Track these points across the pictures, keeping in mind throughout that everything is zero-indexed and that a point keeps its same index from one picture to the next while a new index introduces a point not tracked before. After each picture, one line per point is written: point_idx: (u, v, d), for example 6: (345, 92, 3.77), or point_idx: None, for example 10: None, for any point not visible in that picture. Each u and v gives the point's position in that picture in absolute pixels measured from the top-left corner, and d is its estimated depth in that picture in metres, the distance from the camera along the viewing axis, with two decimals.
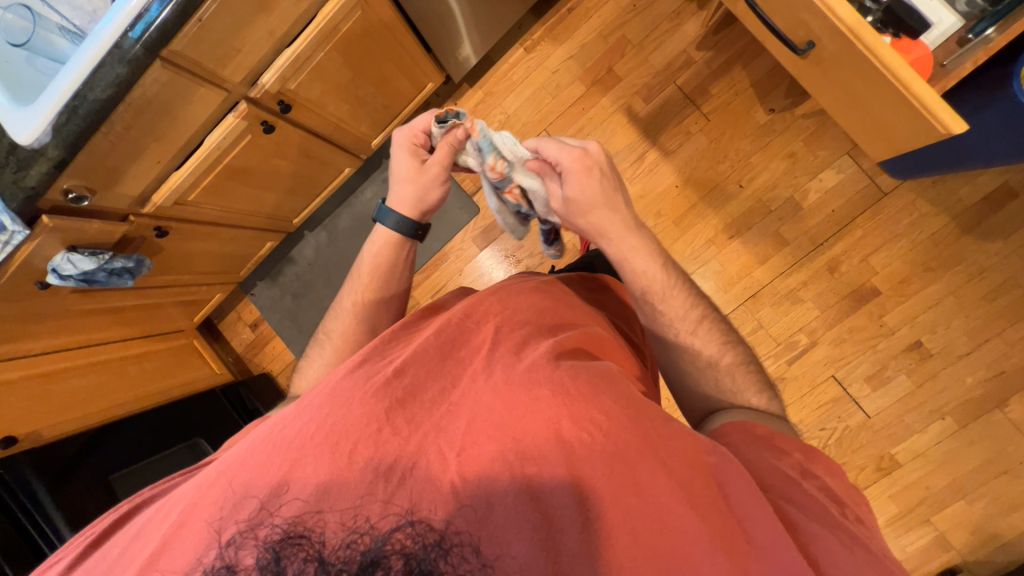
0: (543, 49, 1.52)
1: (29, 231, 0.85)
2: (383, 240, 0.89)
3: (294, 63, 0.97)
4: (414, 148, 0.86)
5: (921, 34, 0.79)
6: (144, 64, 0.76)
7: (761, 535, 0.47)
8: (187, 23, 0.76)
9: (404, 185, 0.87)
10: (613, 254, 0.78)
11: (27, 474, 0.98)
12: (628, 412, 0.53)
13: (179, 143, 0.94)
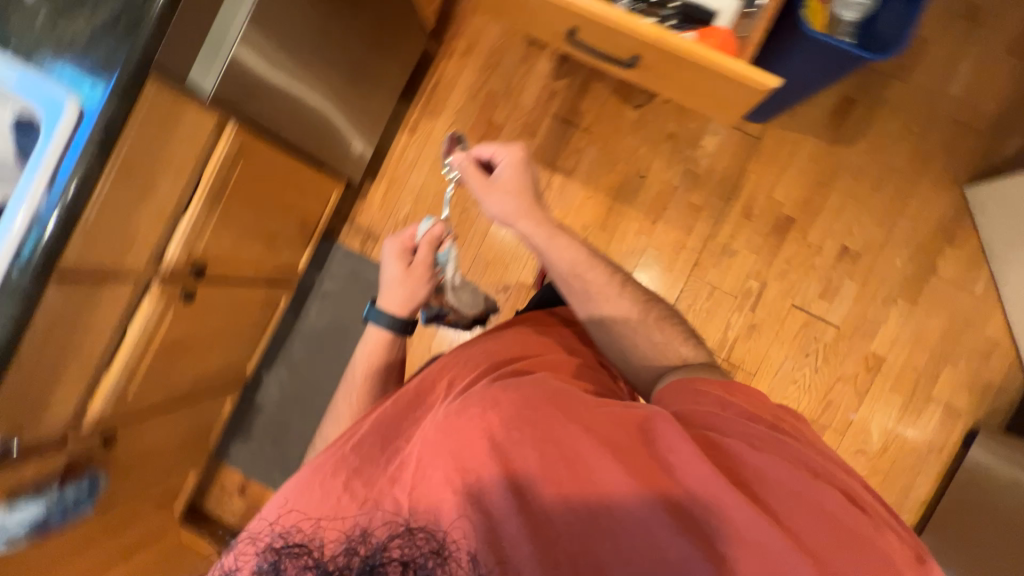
0: (424, 126, 1.62)
1: None
2: (376, 339, 1.00)
3: (195, 228, 0.98)
4: (402, 252, 1.02)
5: (714, 20, 0.93)
6: (38, 291, 0.74)
7: (690, 465, 0.58)
8: (72, 237, 0.75)
9: (394, 286, 1.00)
10: (537, 242, 0.90)
11: None
12: (560, 401, 0.64)
13: (99, 347, 0.91)
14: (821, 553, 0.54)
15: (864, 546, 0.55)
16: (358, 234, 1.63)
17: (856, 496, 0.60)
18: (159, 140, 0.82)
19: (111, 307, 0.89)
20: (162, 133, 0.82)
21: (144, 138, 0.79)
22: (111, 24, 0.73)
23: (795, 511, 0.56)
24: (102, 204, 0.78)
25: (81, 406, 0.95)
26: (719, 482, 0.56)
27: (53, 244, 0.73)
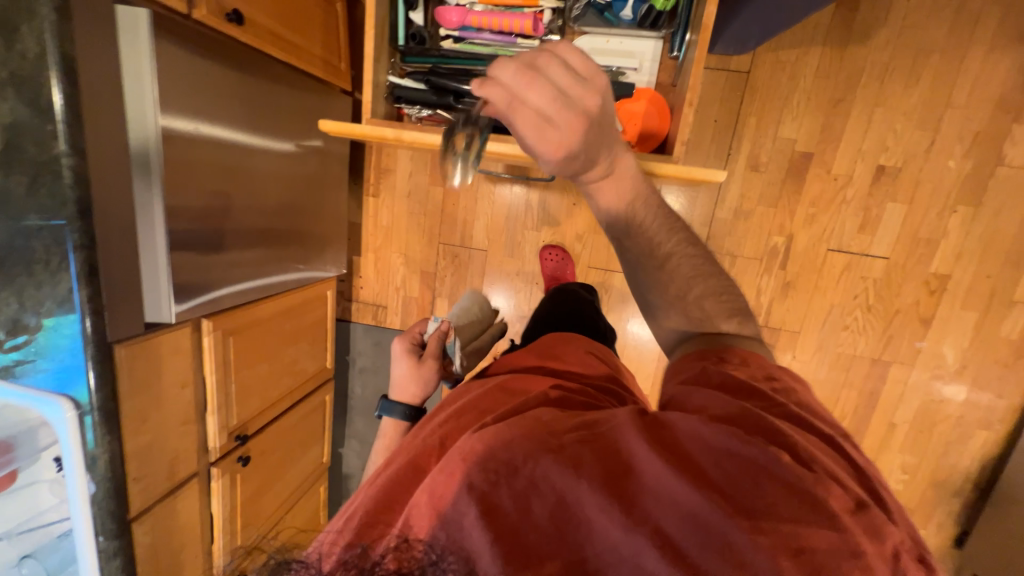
0: (386, 184, 1.54)
1: None
2: (391, 430, 0.92)
3: (221, 413, 1.05)
4: (409, 347, 0.95)
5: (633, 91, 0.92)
6: (126, 542, 0.86)
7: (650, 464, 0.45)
8: (127, 493, 0.85)
9: (404, 379, 0.92)
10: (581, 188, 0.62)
11: None
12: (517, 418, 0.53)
13: (197, 533, 1.06)
14: (801, 539, 0.39)
15: (844, 530, 0.39)
16: (367, 309, 1.66)
17: (829, 467, 0.45)
18: (152, 382, 0.87)
19: (189, 505, 1.02)
20: (151, 376, 0.86)
21: (138, 393, 0.84)
22: (53, 322, 0.73)
23: (760, 497, 0.41)
24: (136, 455, 0.86)
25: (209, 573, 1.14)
26: (676, 475, 0.43)
27: (115, 509, 0.83)
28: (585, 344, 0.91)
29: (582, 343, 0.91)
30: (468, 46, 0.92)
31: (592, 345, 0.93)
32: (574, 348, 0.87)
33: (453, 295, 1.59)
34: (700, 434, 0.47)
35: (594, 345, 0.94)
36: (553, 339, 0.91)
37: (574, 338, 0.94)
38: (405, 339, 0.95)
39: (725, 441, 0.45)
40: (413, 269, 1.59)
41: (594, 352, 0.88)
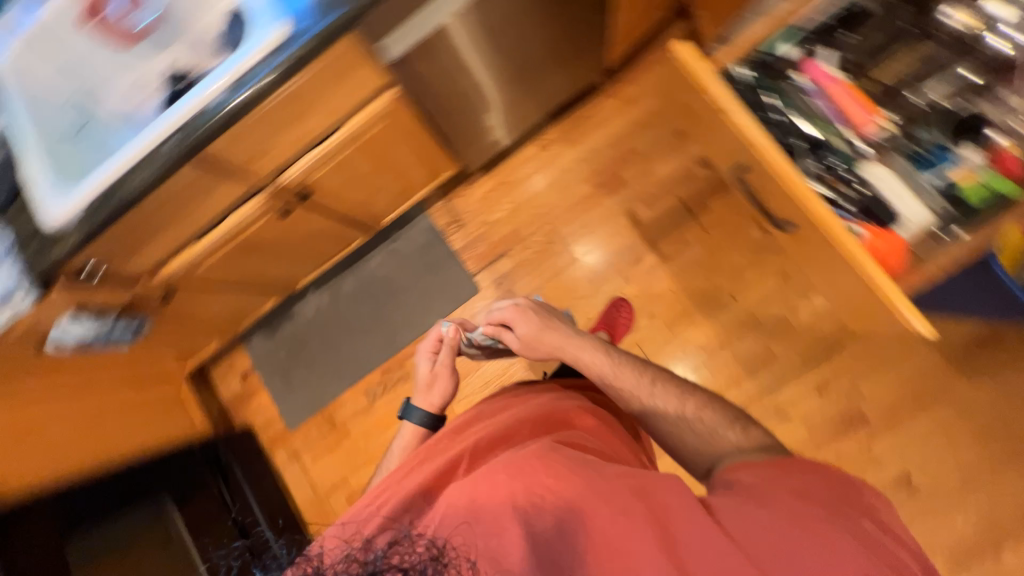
0: (555, 149, 1.62)
1: (37, 297, 0.88)
2: (409, 435, 1.01)
3: (317, 162, 1.03)
4: (431, 351, 1.07)
5: (892, 227, 0.91)
6: (178, 165, 0.82)
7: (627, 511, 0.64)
8: (222, 133, 0.83)
9: (427, 384, 1.05)
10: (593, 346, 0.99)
11: None
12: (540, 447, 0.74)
13: (198, 223, 1.00)
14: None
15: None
16: (447, 214, 1.67)
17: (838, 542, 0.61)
18: (328, 84, 0.88)
19: (222, 197, 0.98)
20: (330, 81, 0.88)
21: (316, 78, 0.86)
22: None
23: (767, 546, 0.60)
24: (260, 117, 0.85)
25: (162, 262, 1.06)
26: (702, 527, 0.62)
27: (207, 133, 0.81)
28: (650, 386, 0.90)
29: (647, 387, 0.90)
30: (804, 99, 0.98)
31: (665, 394, 0.89)
32: (638, 395, 0.89)
33: (518, 267, 1.62)
34: (737, 516, 0.64)
35: (670, 385, 0.90)
36: (620, 368, 0.93)
37: (649, 373, 0.92)
38: (426, 346, 1.07)
39: (767, 526, 0.62)
40: (510, 221, 1.63)
41: (648, 404, 0.88)
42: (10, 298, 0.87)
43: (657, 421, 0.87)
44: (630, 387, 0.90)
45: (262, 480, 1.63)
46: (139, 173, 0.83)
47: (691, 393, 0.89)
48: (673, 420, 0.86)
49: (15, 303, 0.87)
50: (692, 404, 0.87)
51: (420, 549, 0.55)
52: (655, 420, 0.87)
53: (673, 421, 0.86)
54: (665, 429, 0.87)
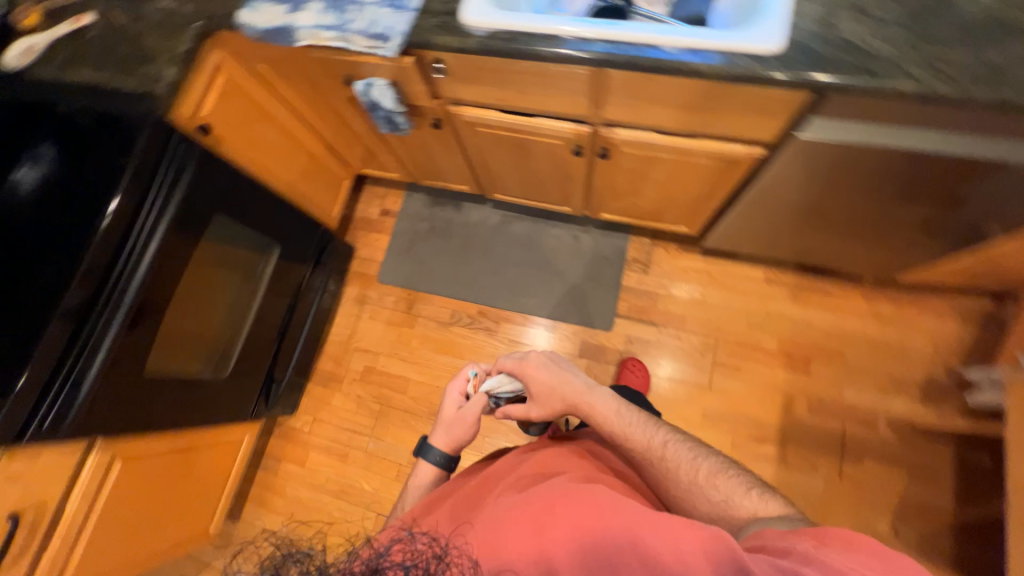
0: (777, 291, 1.52)
1: (391, 54, 0.91)
2: (426, 475, 0.92)
3: (644, 143, 1.03)
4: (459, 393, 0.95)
5: None
6: (588, 63, 0.82)
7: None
8: (643, 72, 0.81)
9: (446, 425, 0.93)
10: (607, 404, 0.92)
11: (184, 168, 1.02)
12: (559, 488, 0.70)
13: (524, 105, 1.02)
14: None
15: None
16: (642, 253, 1.63)
17: None
18: (745, 108, 0.84)
19: (564, 103, 0.99)
20: (751, 108, 0.84)
21: (749, 98, 0.82)
22: (865, 50, 0.73)
23: None
24: (676, 85, 0.83)
25: (462, 102, 1.09)
26: None
27: (636, 63, 0.79)
28: (661, 449, 0.84)
29: (658, 449, 0.84)
30: None
31: (678, 462, 0.82)
32: (648, 453, 0.84)
33: (655, 343, 1.55)
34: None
35: (674, 448, 0.85)
36: (631, 427, 0.88)
37: (659, 434, 0.87)
38: (452, 390, 0.94)
39: None
40: (685, 306, 1.56)
41: (661, 467, 0.83)
42: (380, 37, 0.89)
43: (669, 487, 0.82)
44: (645, 446, 0.85)
45: (327, 296, 1.69)
46: (549, 43, 0.82)
47: (701, 458, 0.83)
48: (675, 483, 0.81)
49: (382, 45, 0.90)
50: (708, 471, 0.81)
51: (422, 547, 0.57)
52: (667, 488, 0.82)
53: (680, 494, 0.81)
54: (676, 493, 0.81)
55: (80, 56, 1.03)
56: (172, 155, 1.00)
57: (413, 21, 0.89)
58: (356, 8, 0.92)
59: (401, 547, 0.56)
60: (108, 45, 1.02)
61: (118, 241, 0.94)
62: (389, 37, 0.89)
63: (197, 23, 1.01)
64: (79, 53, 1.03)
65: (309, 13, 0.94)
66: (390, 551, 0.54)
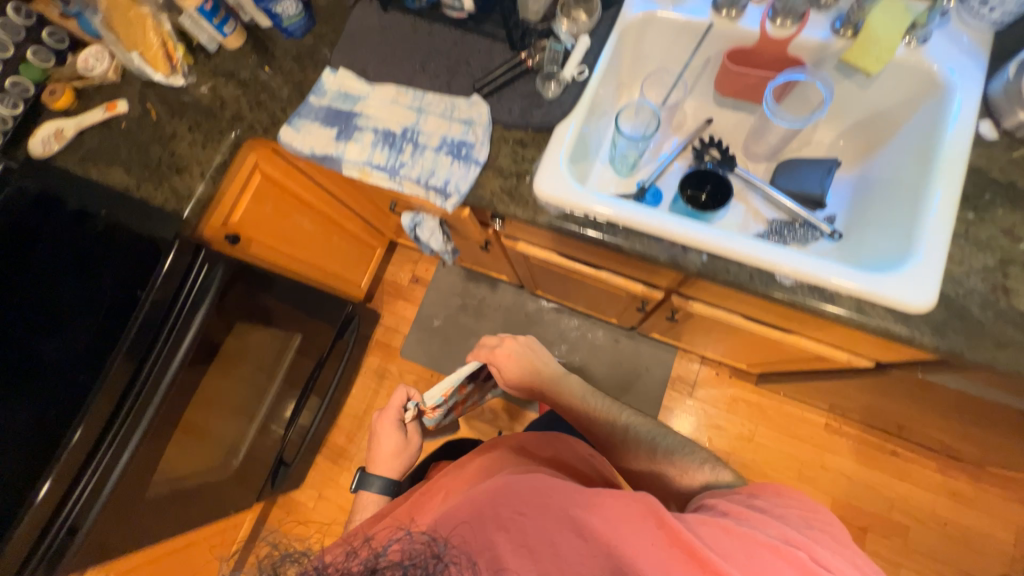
0: (835, 441, 1.37)
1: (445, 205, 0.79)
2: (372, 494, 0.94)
3: (722, 321, 0.89)
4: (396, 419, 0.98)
5: None
6: (682, 270, 0.69)
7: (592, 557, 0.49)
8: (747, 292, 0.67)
9: (387, 454, 0.96)
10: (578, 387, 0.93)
11: (212, 284, 0.94)
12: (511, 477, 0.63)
13: (589, 261, 0.89)
14: None
15: None
16: (687, 371, 1.49)
17: None
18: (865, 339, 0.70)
19: (637, 272, 0.85)
20: (871, 340, 0.70)
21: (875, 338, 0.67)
22: None
23: None
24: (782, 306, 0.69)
25: (516, 240, 0.95)
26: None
27: (741, 286, 0.66)
28: (624, 431, 0.83)
29: (618, 427, 0.84)
30: None
31: (641, 436, 0.82)
32: (613, 438, 0.83)
33: None
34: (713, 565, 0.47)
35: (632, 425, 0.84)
36: (597, 411, 0.88)
37: (622, 418, 0.86)
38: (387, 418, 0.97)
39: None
40: (729, 441, 1.42)
41: (625, 442, 0.82)
42: (437, 188, 0.78)
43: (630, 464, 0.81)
44: (612, 429, 0.84)
45: (348, 370, 1.60)
46: (636, 240, 0.70)
47: (657, 432, 0.82)
48: (639, 458, 0.80)
49: (439, 197, 0.78)
50: (664, 445, 0.80)
51: (421, 546, 0.53)
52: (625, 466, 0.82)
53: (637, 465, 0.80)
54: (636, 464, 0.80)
55: (109, 154, 0.94)
56: (200, 272, 0.93)
57: (478, 177, 0.77)
58: (414, 148, 0.80)
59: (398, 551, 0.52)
60: (139, 145, 0.93)
61: (139, 359, 0.85)
62: (447, 189, 0.77)
63: (234, 131, 0.91)
64: (109, 149, 0.94)
65: (360, 146, 0.83)
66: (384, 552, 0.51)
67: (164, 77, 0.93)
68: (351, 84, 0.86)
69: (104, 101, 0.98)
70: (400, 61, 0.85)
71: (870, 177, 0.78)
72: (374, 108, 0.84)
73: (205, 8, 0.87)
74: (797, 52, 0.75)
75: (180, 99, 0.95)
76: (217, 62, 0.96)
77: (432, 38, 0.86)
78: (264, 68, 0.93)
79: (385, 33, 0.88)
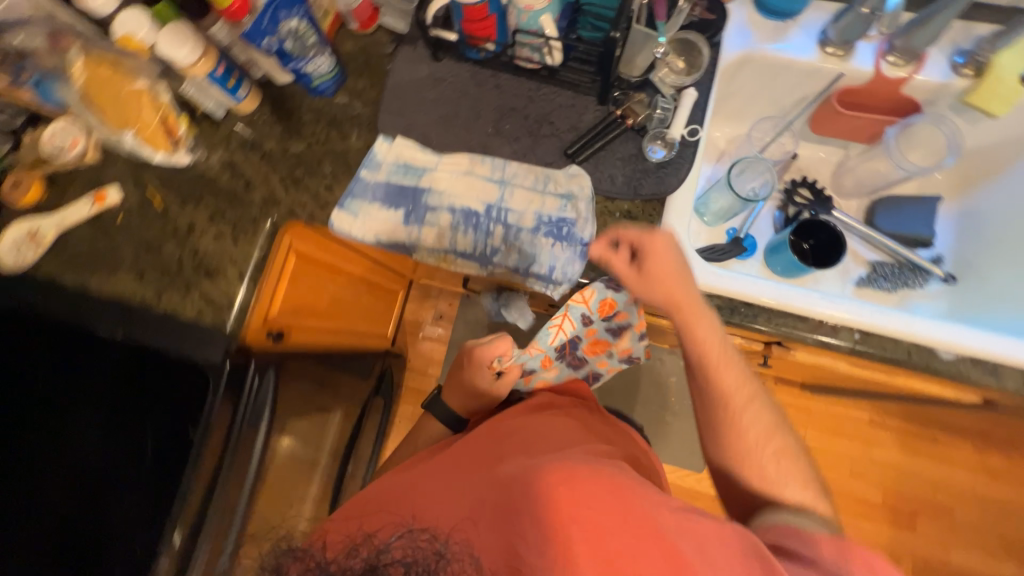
0: (881, 435, 1.42)
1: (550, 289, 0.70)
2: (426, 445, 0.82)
3: (827, 368, 0.86)
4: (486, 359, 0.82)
5: None
6: (831, 348, 0.65)
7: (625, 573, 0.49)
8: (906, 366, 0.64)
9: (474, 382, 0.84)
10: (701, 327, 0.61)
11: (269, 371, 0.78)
12: (541, 460, 0.60)
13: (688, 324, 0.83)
14: None
15: None
16: None
17: None
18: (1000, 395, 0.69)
19: (746, 334, 0.80)
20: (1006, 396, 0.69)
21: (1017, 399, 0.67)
22: None
23: None
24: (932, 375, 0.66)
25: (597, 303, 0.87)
26: None
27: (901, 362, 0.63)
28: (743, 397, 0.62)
29: (735, 391, 0.62)
30: None
31: (757, 407, 0.62)
32: (731, 398, 0.62)
33: None
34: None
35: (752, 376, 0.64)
36: (724, 363, 0.62)
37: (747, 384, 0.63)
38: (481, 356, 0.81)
39: None
40: None
41: (733, 404, 0.62)
42: (544, 275, 0.69)
43: (725, 441, 0.63)
44: (728, 387, 0.62)
45: (387, 428, 1.50)
46: (779, 322, 0.64)
47: (767, 416, 0.62)
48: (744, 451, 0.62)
49: (545, 282, 0.69)
50: (772, 444, 0.61)
51: (422, 550, 0.46)
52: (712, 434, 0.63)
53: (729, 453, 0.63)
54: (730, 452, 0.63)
55: (111, 257, 0.77)
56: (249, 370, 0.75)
57: (587, 259, 0.68)
58: (505, 230, 0.70)
59: (402, 545, 0.46)
60: (150, 244, 0.77)
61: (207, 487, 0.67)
62: (555, 273, 0.69)
63: (270, 218, 0.75)
64: (110, 252, 0.77)
65: (437, 230, 0.71)
66: (388, 547, 0.45)
67: (165, 156, 0.76)
68: (412, 155, 0.73)
69: (87, 190, 0.79)
70: (466, 122, 0.74)
71: (974, 214, 0.77)
72: (446, 182, 0.72)
73: (216, 73, 0.70)
74: (913, 92, 0.69)
75: (188, 181, 0.78)
76: (231, 130, 0.79)
77: (500, 92, 0.74)
78: (291, 138, 0.78)
79: (439, 88, 0.75)
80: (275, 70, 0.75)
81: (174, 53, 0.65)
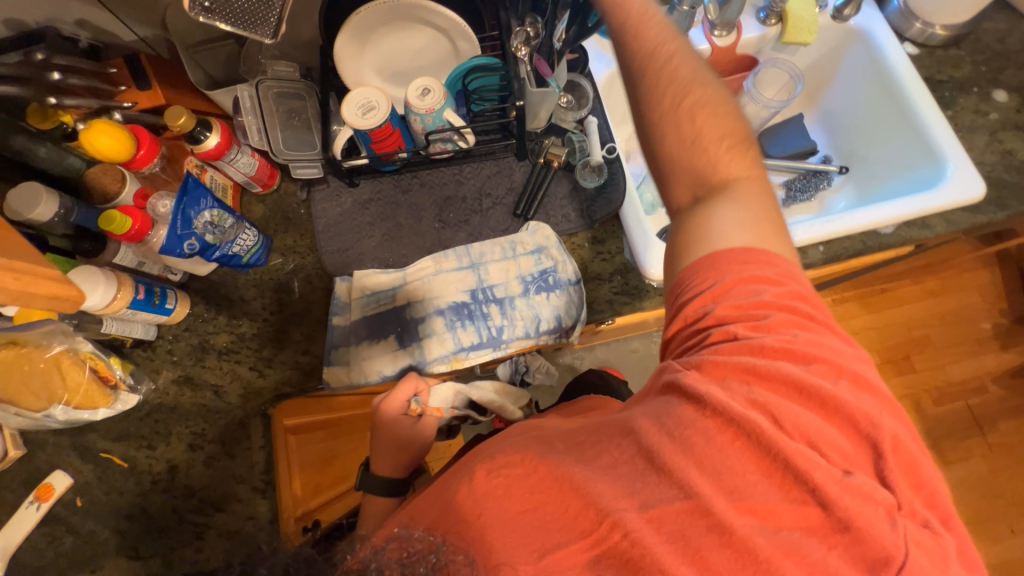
0: (851, 308, 1.58)
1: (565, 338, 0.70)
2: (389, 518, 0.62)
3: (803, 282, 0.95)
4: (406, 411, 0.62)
5: None
6: (809, 267, 0.74)
7: (570, 530, 0.40)
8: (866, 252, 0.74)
9: (403, 444, 0.63)
10: (648, 49, 0.55)
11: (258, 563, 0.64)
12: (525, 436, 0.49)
13: None
14: (859, 487, 0.40)
15: (865, 492, 0.39)
16: None
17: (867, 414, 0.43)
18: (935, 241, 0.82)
19: None
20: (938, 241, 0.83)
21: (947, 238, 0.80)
22: None
23: (825, 449, 0.41)
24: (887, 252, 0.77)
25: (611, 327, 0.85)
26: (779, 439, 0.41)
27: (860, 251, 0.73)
28: (711, 107, 0.54)
29: (701, 135, 0.53)
30: None
31: (734, 194, 0.51)
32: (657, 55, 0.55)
33: None
34: (812, 399, 0.43)
35: (675, 75, 0.54)
36: (688, 83, 0.54)
37: (713, 91, 0.55)
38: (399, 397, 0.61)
39: (813, 420, 0.42)
40: None
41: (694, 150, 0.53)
42: (551, 329, 0.69)
43: (661, 135, 0.53)
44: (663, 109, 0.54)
45: None
46: None
47: (755, 196, 0.52)
48: (700, 179, 0.52)
49: (558, 333, 0.69)
50: (733, 217, 0.50)
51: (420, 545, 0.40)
52: (666, 154, 0.53)
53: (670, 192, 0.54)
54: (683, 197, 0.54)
55: (88, 552, 0.64)
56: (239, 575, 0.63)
57: (584, 292, 0.71)
58: (500, 306, 0.70)
59: (397, 543, 0.40)
60: (131, 511, 0.65)
61: None
62: (561, 320, 0.70)
63: (257, 414, 0.68)
64: (84, 549, 0.64)
65: (436, 337, 0.69)
66: (381, 548, 0.39)
67: (110, 408, 0.66)
68: (377, 281, 0.72)
69: (25, 492, 0.66)
70: (412, 227, 0.74)
71: (832, 115, 0.91)
72: (421, 290, 0.71)
73: (138, 298, 0.64)
74: (744, 50, 0.84)
75: (144, 421, 0.68)
76: (171, 346, 0.71)
77: (430, 188, 0.75)
78: (240, 322, 0.72)
79: (371, 209, 0.75)
80: (198, 266, 0.69)
81: (88, 303, 0.59)
